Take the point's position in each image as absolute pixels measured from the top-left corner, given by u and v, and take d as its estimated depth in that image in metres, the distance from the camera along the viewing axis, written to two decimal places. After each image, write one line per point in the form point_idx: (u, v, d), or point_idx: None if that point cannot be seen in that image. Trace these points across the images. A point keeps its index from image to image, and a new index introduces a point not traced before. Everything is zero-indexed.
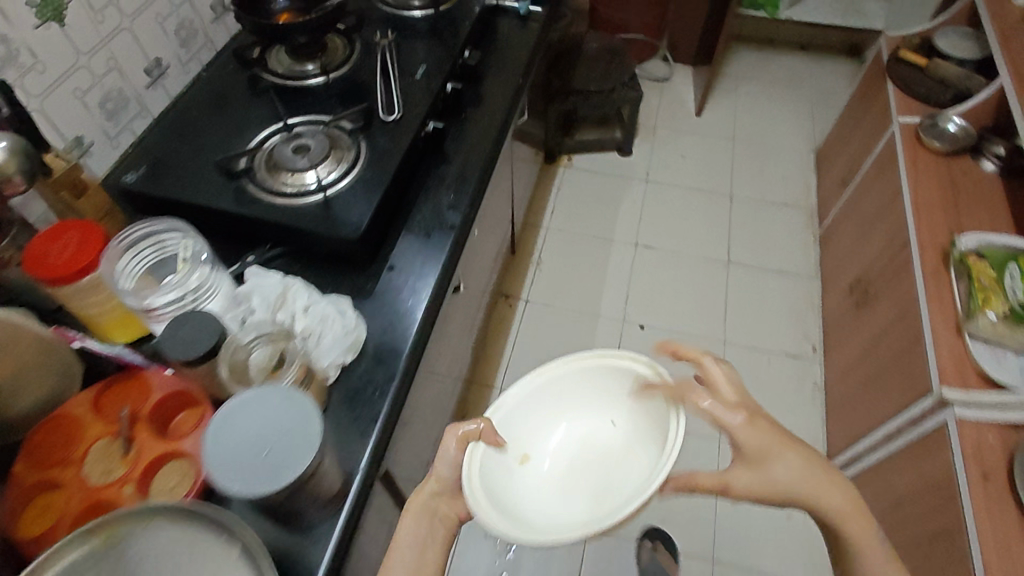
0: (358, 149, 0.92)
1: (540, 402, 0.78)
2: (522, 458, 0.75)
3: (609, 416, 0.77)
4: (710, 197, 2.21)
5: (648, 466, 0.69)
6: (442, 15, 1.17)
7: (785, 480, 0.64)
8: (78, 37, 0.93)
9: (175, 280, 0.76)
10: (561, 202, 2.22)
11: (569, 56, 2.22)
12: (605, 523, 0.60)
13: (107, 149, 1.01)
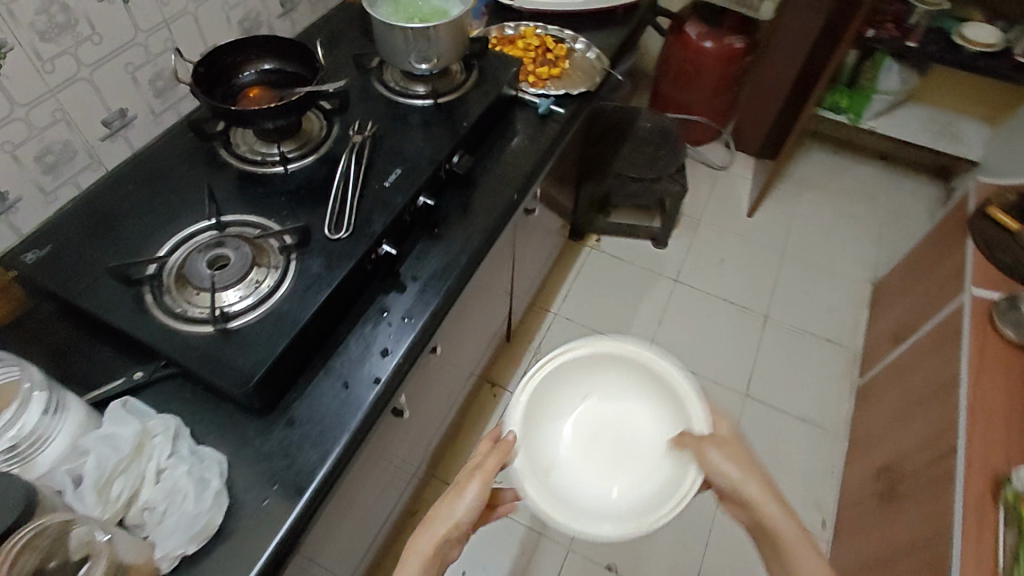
0: (285, 275, 0.79)
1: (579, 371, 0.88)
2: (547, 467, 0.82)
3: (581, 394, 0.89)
4: (741, 314, 1.99)
5: (653, 415, 0.86)
6: (443, 106, 1.02)
7: (721, 472, 0.72)
8: (17, 89, 0.82)
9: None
10: (574, 289, 2.05)
11: (618, 132, 2.03)
12: (680, 503, 0.74)
13: (39, 205, 0.91)
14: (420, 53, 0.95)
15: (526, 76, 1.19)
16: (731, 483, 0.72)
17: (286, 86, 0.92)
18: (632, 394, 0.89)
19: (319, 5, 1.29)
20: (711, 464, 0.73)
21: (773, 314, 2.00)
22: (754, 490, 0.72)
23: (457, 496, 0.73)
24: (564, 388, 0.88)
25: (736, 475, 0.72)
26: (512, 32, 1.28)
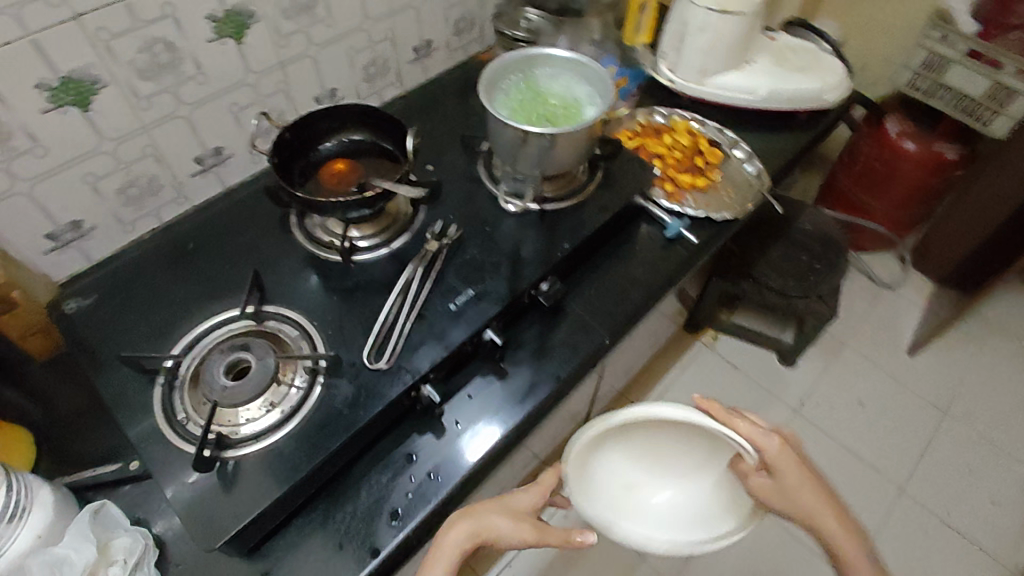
0: (306, 398, 0.68)
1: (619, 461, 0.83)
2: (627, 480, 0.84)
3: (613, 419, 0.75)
4: (881, 481, 1.46)
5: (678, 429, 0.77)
6: (546, 215, 0.86)
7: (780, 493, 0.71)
8: (107, 123, 0.77)
9: None
10: (672, 393, 1.63)
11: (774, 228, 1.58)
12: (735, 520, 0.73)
13: (112, 233, 0.85)
14: (531, 160, 0.79)
15: (663, 181, 0.99)
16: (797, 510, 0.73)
17: (380, 169, 0.82)
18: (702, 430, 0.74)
19: (458, 52, 1.16)
20: (758, 488, 0.72)
21: (923, 494, 1.46)
22: (802, 509, 0.73)
23: (509, 519, 0.71)
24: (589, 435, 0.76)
25: (791, 497, 0.71)
26: (663, 120, 1.08)
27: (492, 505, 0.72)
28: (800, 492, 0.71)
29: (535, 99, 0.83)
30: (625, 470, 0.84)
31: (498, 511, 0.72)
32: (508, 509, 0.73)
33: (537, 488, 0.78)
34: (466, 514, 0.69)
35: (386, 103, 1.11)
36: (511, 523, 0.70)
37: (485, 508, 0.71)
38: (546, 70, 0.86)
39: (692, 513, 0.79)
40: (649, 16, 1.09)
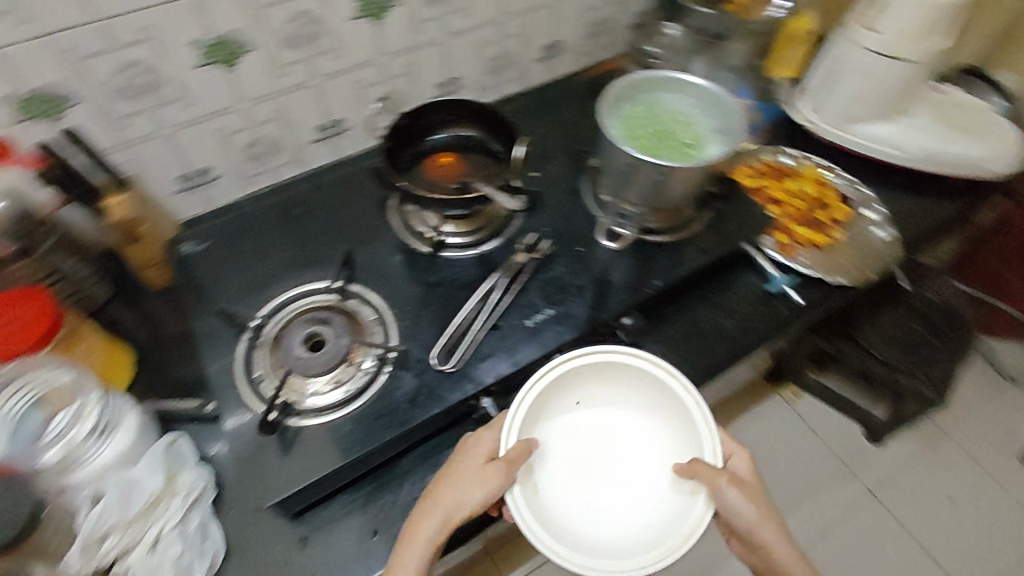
0: (371, 384, 0.70)
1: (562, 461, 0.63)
2: (539, 480, 0.61)
3: (574, 394, 0.66)
4: None
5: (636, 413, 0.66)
6: (642, 247, 0.83)
7: (738, 511, 0.57)
8: (247, 84, 0.82)
9: (62, 427, 0.61)
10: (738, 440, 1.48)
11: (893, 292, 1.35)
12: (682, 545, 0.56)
13: (233, 185, 0.91)
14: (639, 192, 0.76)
15: (776, 231, 0.92)
16: (756, 529, 0.58)
17: (485, 170, 0.81)
18: (669, 416, 0.65)
19: (586, 56, 1.13)
20: (724, 502, 0.57)
21: None
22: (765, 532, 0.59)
23: (472, 478, 0.58)
24: (551, 398, 0.64)
25: (754, 517, 0.58)
26: (789, 163, 1.00)
27: (452, 476, 0.60)
28: (761, 499, 0.60)
29: (659, 125, 0.78)
30: (547, 472, 0.62)
31: (458, 477, 0.59)
32: (466, 466, 0.59)
33: (479, 446, 0.61)
34: (426, 506, 0.59)
35: (503, 99, 1.10)
36: (476, 482, 0.57)
37: (443, 483, 0.60)
38: (680, 98, 0.81)
39: (614, 531, 0.60)
40: (801, 52, 1.02)
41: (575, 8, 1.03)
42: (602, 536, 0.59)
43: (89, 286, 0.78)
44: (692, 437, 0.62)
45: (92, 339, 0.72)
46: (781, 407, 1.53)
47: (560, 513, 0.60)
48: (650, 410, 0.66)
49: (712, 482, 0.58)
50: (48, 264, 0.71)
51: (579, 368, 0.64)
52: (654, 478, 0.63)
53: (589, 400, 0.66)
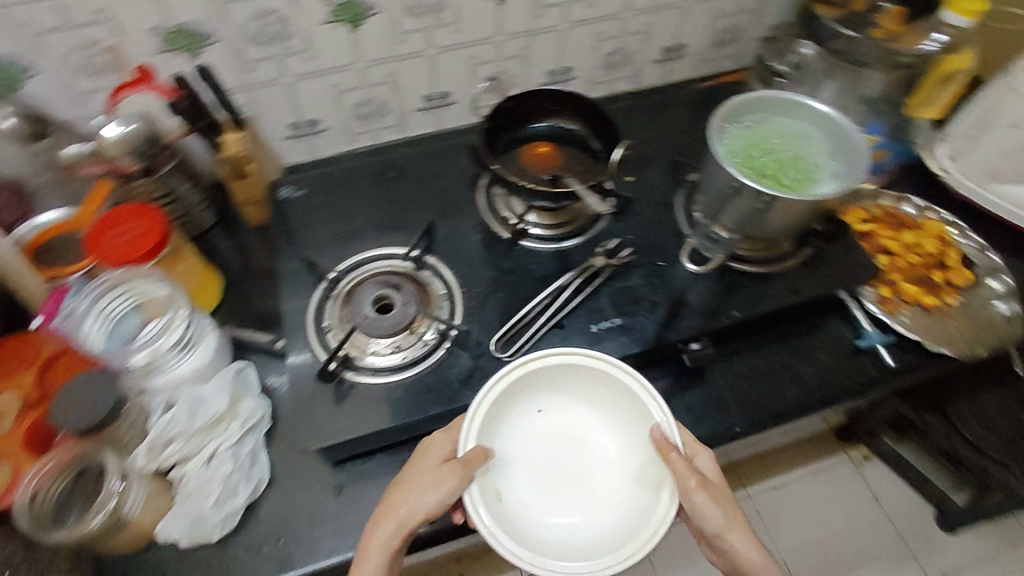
0: (428, 355, 0.72)
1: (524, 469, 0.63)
2: (501, 486, 0.61)
3: (537, 402, 0.66)
4: None
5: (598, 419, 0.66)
6: (727, 273, 0.79)
7: (703, 513, 0.58)
8: (366, 46, 0.84)
9: (152, 334, 0.67)
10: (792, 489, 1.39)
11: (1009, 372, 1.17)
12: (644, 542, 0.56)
13: (337, 139, 0.95)
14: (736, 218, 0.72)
15: (879, 283, 0.85)
16: (717, 529, 0.59)
17: (580, 165, 0.80)
18: (632, 419, 0.64)
19: (711, 62, 1.07)
20: (691, 504, 0.57)
21: None
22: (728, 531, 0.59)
23: (428, 481, 0.58)
24: (511, 405, 0.64)
25: (717, 519, 0.58)
26: (911, 214, 0.92)
27: (412, 480, 0.60)
28: (725, 501, 0.60)
29: (772, 149, 0.73)
30: (508, 479, 0.62)
31: (416, 481, 0.59)
32: (423, 470, 0.60)
33: (436, 450, 0.62)
34: (384, 511, 0.60)
35: (613, 95, 1.08)
36: (435, 485, 0.58)
37: (400, 487, 0.60)
38: (802, 123, 0.75)
39: (578, 537, 0.59)
40: (950, 94, 0.91)
41: (706, 12, 0.98)
42: (567, 542, 0.58)
43: (195, 212, 0.85)
44: (651, 437, 0.62)
45: (191, 261, 0.78)
46: (845, 467, 1.42)
47: (522, 519, 0.59)
48: (611, 416, 0.66)
49: (680, 483, 0.57)
50: (165, 185, 0.80)
51: (538, 373, 0.64)
52: (618, 481, 0.63)
53: (551, 408, 0.66)
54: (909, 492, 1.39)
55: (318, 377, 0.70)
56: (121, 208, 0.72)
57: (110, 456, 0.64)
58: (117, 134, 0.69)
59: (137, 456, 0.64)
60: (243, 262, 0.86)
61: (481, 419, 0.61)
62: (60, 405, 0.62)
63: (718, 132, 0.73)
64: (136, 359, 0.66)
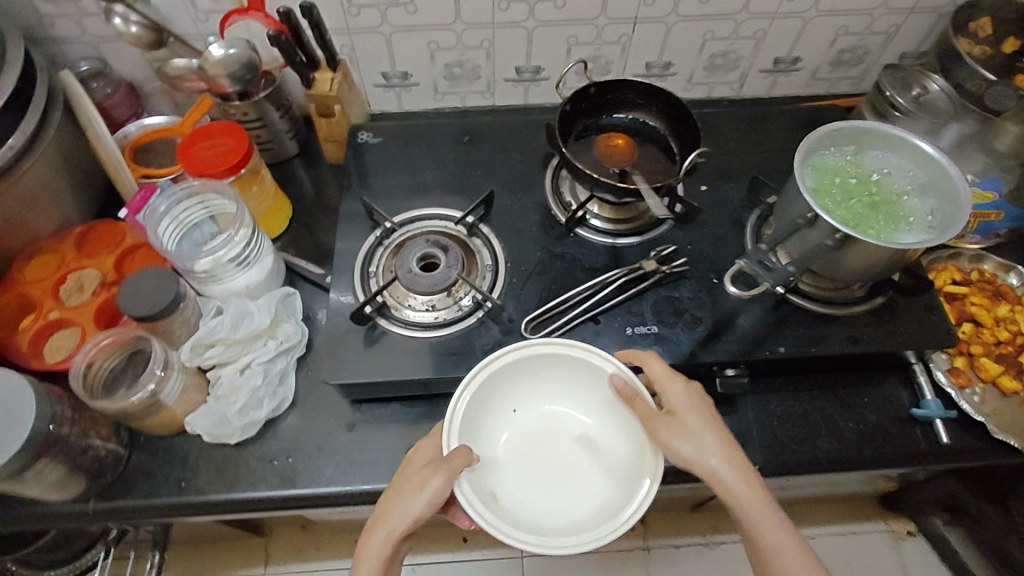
0: (460, 320, 0.73)
1: (511, 468, 0.66)
2: (494, 487, 0.63)
3: (510, 402, 0.69)
4: None
5: (572, 411, 0.69)
6: (784, 304, 0.75)
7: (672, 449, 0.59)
8: (469, 8, 0.85)
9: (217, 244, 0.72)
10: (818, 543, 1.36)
11: None
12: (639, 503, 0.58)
13: (425, 94, 0.98)
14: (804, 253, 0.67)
15: (955, 352, 0.78)
16: (700, 468, 0.58)
17: (653, 165, 0.78)
18: (603, 401, 0.68)
19: (820, 82, 1.03)
20: (665, 444, 0.59)
21: None
22: (718, 469, 0.58)
23: (414, 484, 0.59)
24: (486, 405, 0.67)
25: (692, 453, 0.58)
26: (1014, 286, 0.83)
27: (399, 485, 0.60)
28: (710, 432, 0.59)
29: (860, 185, 0.67)
30: (499, 479, 0.64)
31: (402, 488, 0.60)
32: (409, 475, 0.61)
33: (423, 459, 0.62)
34: (373, 519, 0.60)
35: (711, 99, 1.04)
36: (420, 488, 0.58)
37: (386, 494, 0.61)
38: (901, 164, 0.68)
39: (578, 518, 0.61)
40: None
41: (828, 27, 0.92)
42: (569, 524, 0.61)
43: (280, 140, 0.91)
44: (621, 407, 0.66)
45: (266, 185, 0.83)
46: (883, 537, 1.37)
47: (520, 513, 0.61)
48: (581, 403, 0.69)
49: (649, 424, 0.60)
50: (258, 110, 0.84)
51: (507, 370, 0.67)
52: (604, 463, 0.66)
53: (524, 406, 0.69)
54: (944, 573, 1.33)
55: (352, 317, 0.71)
56: (214, 124, 0.77)
57: (158, 344, 0.69)
58: (220, 55, 0.72)
59: (183, 352, 0.70)
60: (316, 198, 0.92)
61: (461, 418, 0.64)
62: (128, 291, 0.69)
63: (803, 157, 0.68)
64: (199, 264, 0.72)
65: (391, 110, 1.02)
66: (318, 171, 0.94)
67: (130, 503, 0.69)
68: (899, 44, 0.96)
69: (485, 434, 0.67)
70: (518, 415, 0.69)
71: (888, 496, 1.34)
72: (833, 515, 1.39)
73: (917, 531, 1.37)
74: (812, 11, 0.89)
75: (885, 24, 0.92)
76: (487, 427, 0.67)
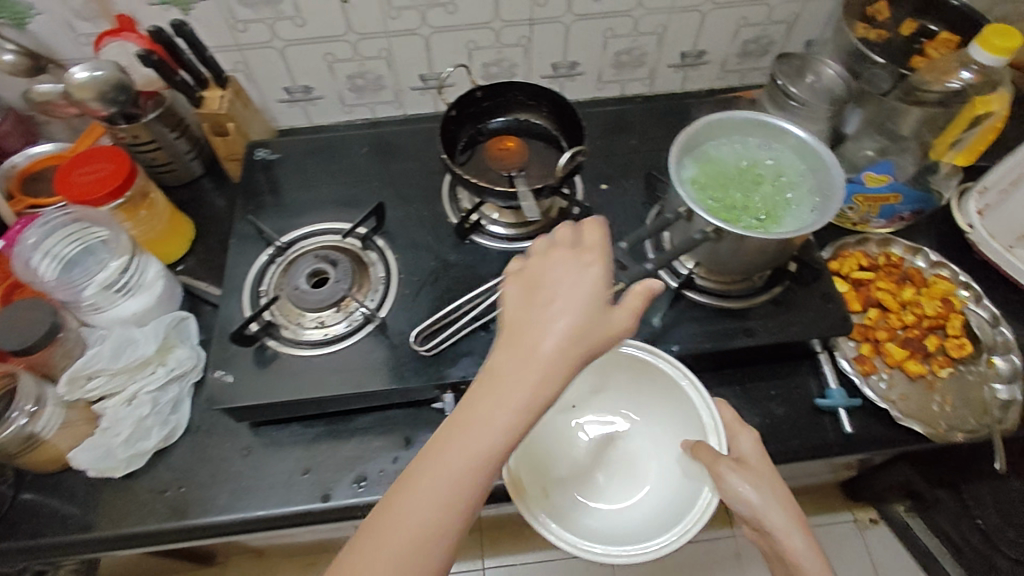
0: (351, 334, 0.71)
1: (569, 464, 0.72)
2: (547, 483, 0.69)
3: (571, 399, 0.76)
4: None
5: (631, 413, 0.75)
6: (681, 300, 0.74)
7: (737, 497, 0.58)
8: (358, 18, 0.84)
9: (95, 276, 0.71)
10: None
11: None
12: (693, 518, 0.62)
13: (332, 107, 0.97)
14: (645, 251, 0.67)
15: (862, 339, 0.78)
16: (768, 519, 0.57)
17: (545, 166, 0.77)
18: (660, 406, 0.73)
19: (731, 75, 1.03)
20: (728, 488, 0.59)
21: None
22: (788, 526, 0.56)
23: (581, 319, 0.44)
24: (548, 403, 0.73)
25: (759, 502, 0.57)
26: (921, 268, 0.83)
27: (556, 307, 0.44)
28: (775, 487, 0.59)
29: (748, 185, 0.68)
30: (555, 474, 0.70)
31: (574, 309, 0.44)
32: (573, 300, 0.44)
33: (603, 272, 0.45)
34: (518, 344, 0.43)
35: (625, 97, 1.04)
36: (591, 331, 0.44)
37: (558, 303, 0.44)
38: (803, 172, 0.68)
39: (627, 522, 0.67)
40: (982, 134, 0.75)
41: (728, 18, 0.92)
42: (616, 526, 0.66)
43: (181, 160, 0.89)
44: (682, 415, 0.71)
45: (160, 208, 0.81)
46: (847, 526, 1.35)
47: (570, 507, 0.67)
48: (644, 409, 0.74)
49: (713, 468, 0.61)
50: (149, 132, 0.83)
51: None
52: (663, 468, 0.71)
53: (586, 405, 0.76)
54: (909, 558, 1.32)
55: (233, 339, 0.69)
56: (95, 150, 0.76)
57: (30, 380, 0.67)
58: (85, 78, 0.73)
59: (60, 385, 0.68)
60: (223, 218, 0.90)
61: None
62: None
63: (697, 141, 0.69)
64: (76, 295, 0.70)
65: (301, 125, 1.01)
66: (224, 191, 0.93)
67: (14, 544, 0.67)
68: (801, 33, 0.96)
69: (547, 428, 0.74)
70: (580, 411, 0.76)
71: (849, 486, 1.33)
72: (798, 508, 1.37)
73: (879, 520, 1.36)
74: (708, 3, 0.89)
75: (783, 12, 0.92)
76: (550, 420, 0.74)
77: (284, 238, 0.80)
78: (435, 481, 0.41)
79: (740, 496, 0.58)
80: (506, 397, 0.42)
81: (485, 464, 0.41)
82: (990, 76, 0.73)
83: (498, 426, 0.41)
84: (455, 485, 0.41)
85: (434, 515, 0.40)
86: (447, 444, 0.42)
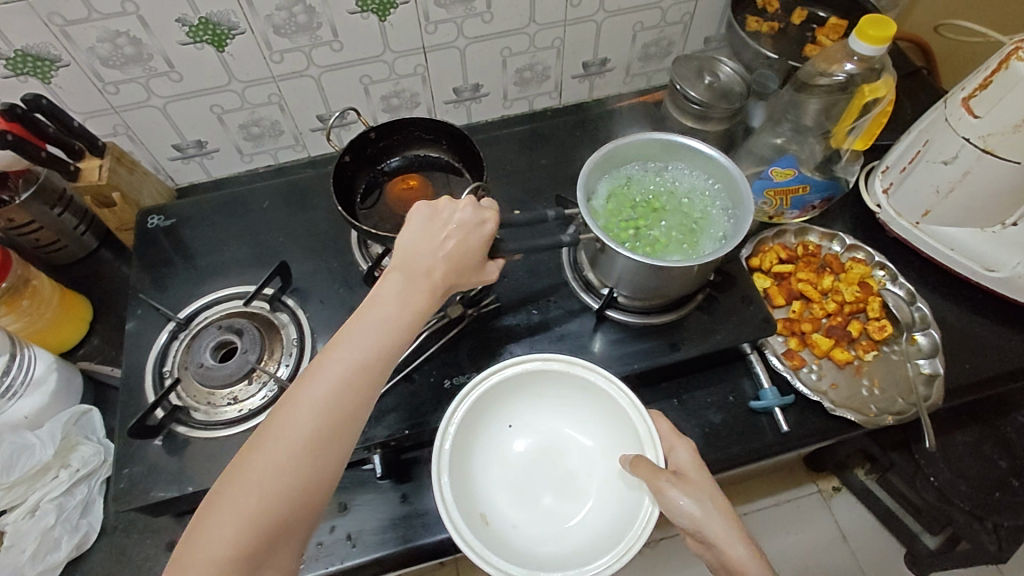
0: (268, 407, 0.67)
1: (506, 487, 0.65)
2: (485, 510, 0.62)
3: (505, 418, 0.68)
4: None
5: (573, 425, 0.68)
6: (605, 322, 0.73)
7: (677, 510, 0.55)
8: (238, 67, 0.80)
9: None
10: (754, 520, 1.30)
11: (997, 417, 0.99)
12: (638, 535, 0.57)
13: (230, 159, 0.93)
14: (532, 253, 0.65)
15: (789, 333, 0.79)
16: (710, 531, 0.54)
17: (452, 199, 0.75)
18: (601, 416, 0.67)
19: (637, 78, 1.02)
20: (668, 503, 0.56)
21: None
22: (730, 535, 0.54)
23: (453, 248, 0.55)
24: (480, 423, 0.66)
25: (702, 514, 0.54)
26: (837, 254, 0.84)
27: (446, 241, 0.55)
28: (716, 499, 0.56)
29: (665, 213, 0.70)
30: (491, 502, 0.63)
31: (459, 245, 0.55)
32: (454, 237, 0.55)
33: (488, 223, 0.57)
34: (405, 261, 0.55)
35: (534, 111, 1.03)
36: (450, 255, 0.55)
37: (436, 230, 0.56)
38: (719, 218, 0.68)
39: (570, 545, 0.60)
40: (875, 121, 0.74)
41: (623, 25, 0.92)
42: (559, 550, 0.60)
43: (70, 237, 0.83)
44: (624, 426, 0.65)
45: (49, 294, 0.76)
46: (813, 499, 1.31)
47: (511, 535, 0.61)
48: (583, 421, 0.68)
49: (652, 484, 0.57)
50: (26, 213, 0.76)
51: (504, 385, 0.66)
52: (607, 484, 0.64)
53: (522, 422, 0.68)
54: (877, 526, 1.29)
55: (133, 433, 0.63)
56: None
57: None
58: None
59: None
60: (122, 293, 0.85)
61: (453, 445, 0.63)
62: None
63: (635, 155, 0.71)
64: None
65: (201, 180, 0.95)
66: (121, 262, 0.87)
67: None
68: (698, 31, 0.96)
69: (481, 448, 0.66)
70: (518, 428, 0.68)
71: (809, 459, 1.29)
72: (763, 489, 1.33)
73: (842, 487, 1.32)
74: (600, 12, 0.88)
75: (677, 14, 0.92)
76: (484, 438, 0.66)
77: (186, 311, 0.76)
78: (333, 358, 0.49)
79: (681, 508, 0.55)
80: (392, 304, 0.52)
81: (381, 353, 0.50)
82: (872, 62, 0.74)
83: (397, 324, 0.51)
84: (360, 369, 0.49)
85: (341, 393, 0.48)
86: (345, 336, 0.50)
